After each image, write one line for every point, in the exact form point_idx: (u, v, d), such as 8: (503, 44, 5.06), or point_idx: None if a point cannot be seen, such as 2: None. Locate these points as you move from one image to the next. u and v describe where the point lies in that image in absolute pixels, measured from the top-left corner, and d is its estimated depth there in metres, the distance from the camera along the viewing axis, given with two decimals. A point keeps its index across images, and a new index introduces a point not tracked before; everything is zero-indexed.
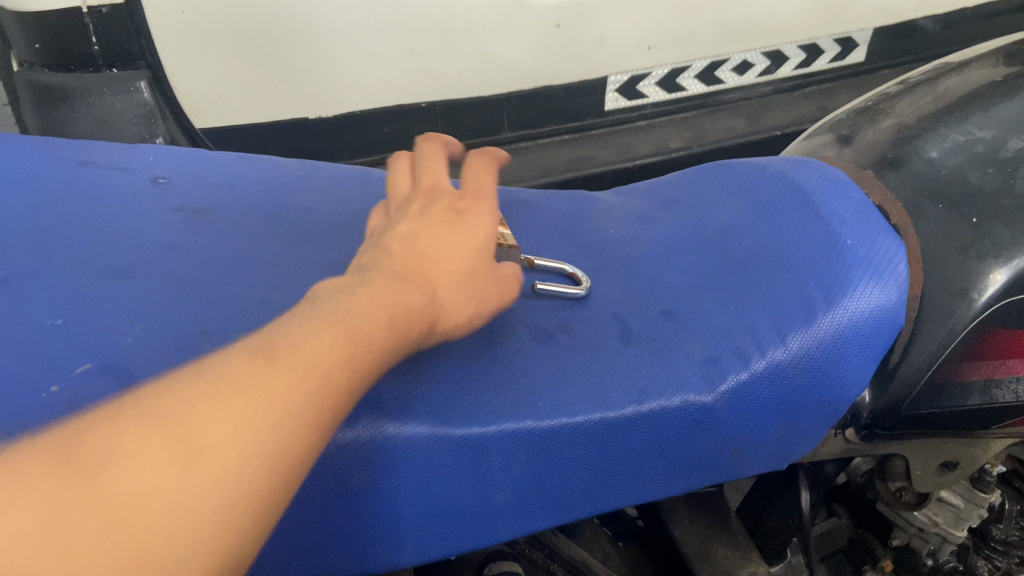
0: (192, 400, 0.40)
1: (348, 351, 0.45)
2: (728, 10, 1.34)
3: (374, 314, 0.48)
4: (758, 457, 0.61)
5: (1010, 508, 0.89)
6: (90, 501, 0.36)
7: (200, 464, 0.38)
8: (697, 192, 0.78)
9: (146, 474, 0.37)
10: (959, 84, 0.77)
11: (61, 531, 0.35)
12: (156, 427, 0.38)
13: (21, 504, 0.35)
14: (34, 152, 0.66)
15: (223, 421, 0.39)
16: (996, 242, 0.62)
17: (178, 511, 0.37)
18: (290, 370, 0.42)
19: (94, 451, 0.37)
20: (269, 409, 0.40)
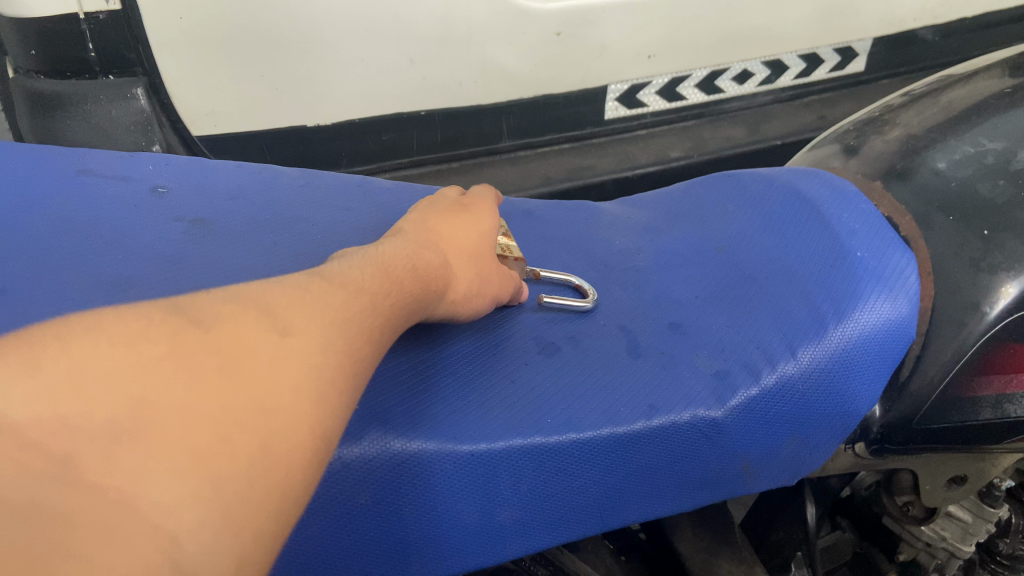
0: (273, 298, 0.40)
1: (386, 297, 0.47)
2: (729, 20, 1.33)
3: (404, 270, 0.50)
4: (769, 473, 0.60)
5: (1017, 523, 0.85)
6: (195, 352, 0.34)
7: (288, 344, 0.38)
8: (703, 203, 0.77)
9: (245, 339, 0.36)
10: (965, 95, 0.77)
11: (174, 376, 0.33)
12: (245, 309, 0.38)
13: (127, 346, 0.33)
14: (31, 160, 0.65)
15: (307, 318, 0.40)
16: (1007, 254, 0.61)
17: (276, 385, 0.36)
18: (351, 298, 0.44)
19: (190, 314, 0.36)
20: (338, 320, 0.41)
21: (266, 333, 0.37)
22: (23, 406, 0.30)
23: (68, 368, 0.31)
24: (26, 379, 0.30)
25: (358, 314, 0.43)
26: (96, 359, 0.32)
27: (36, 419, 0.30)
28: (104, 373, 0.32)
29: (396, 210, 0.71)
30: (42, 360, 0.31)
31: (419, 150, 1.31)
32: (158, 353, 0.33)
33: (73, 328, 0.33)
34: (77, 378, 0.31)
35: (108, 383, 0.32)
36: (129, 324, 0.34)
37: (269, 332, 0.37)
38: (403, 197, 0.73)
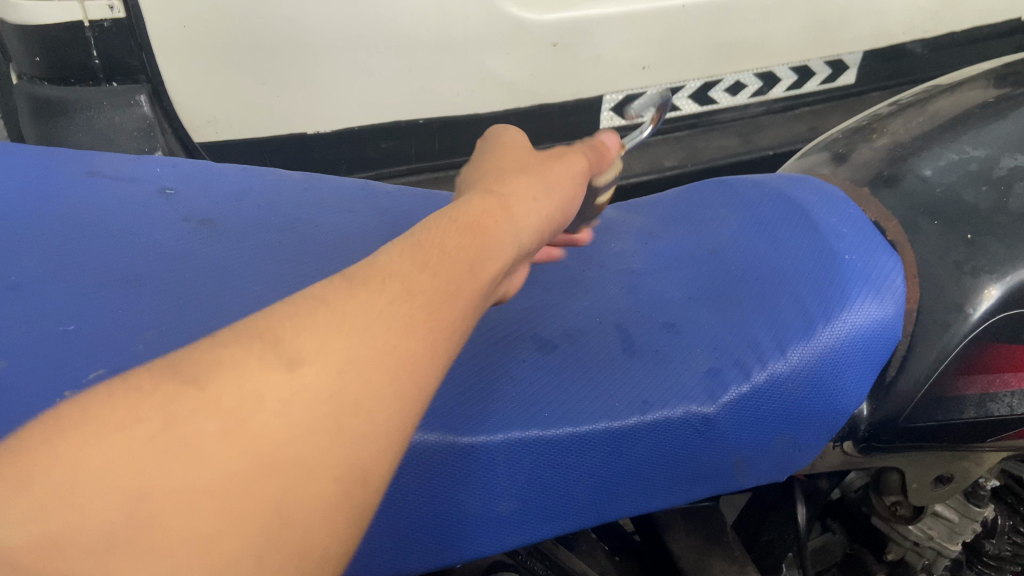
0: (279, 321, 0.35)
1: (432, 264, 0.42)
2: (722, 32, 1.35)
3: (453, 229, 0.45)
4: (759, 468, 0.62)
5: (1004, 524, 0.86)
6: (191, 420, 0.31)
7: (299, 379, 0.34)
8: (696, 208, 0.79)
9: (247, 388, 0.32)
10: (951, 105, 0.79)
11: (168, 458, 0.29)
12: (248, 345, 0.34)
13: (113, 437, 0.29)
14: (42, 161, 0.67)
15: (319, 336, 0.35)
16: (990, 258, 0.64)
17: (291, 438, 0.33)
18: (377, 290, 0.38)
19: (183, 370, 0.32)
20: (365, 323, 0.37)
21: (273, 373, 0.33)
22: (4, 534, 0.27)
23: (52, 478, 0.28)
24: (0, 506, 0.27)
25: (388, 307, 0.38)
26: (84, 459, 0.29)
27: (23, 544, 0.27)
28: (92, 470, 0.28)
29: (397, 213, 0.72)
30: (11, 482, 0.28)
31: (417, 157, 1.33)
32: (151, 432, 0.30)
33: (53, 425, 0.29)
34: (60, 491, 0.28)
35: (96, 483, 0.28)
36: (118, 403, 0.30)
37: (275, 369, 0.33)
38: (404, 200, 0.74)
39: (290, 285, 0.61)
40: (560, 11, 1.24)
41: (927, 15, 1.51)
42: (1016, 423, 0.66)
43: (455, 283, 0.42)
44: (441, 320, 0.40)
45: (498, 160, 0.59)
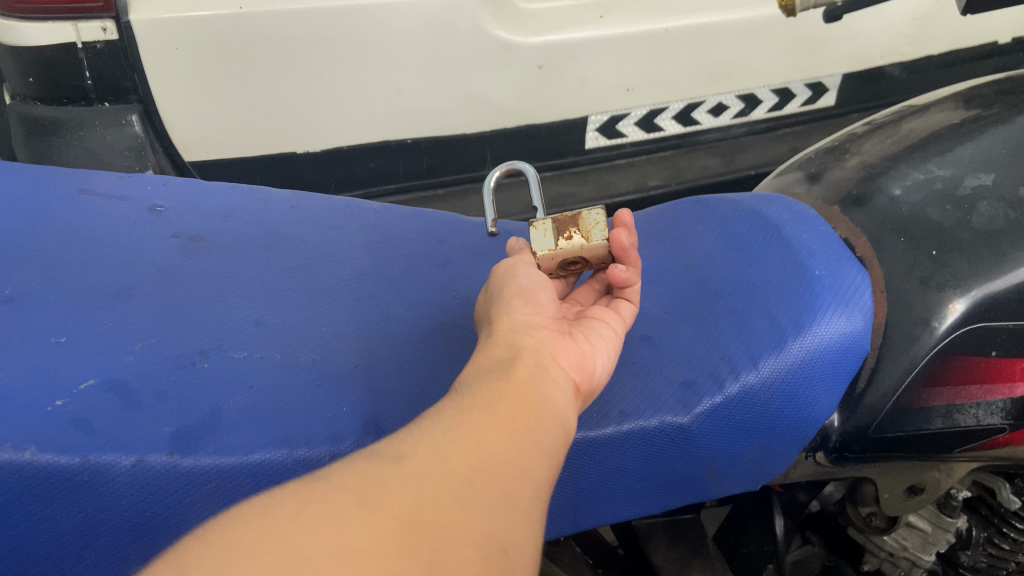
0: (375, 447, 0.42)
1: (474, 391, 0.48)
2: (704, 54, 1.38)
3: (471, 369, 0.51)
4: (732, 478, 0.64)
5: (978, 535, 0.85)
6: (328, 501, 0.36)
7: (405, 469, 0.39)
8: (673, 225, 0.81)
9: (364, 479, 0.38)
10: (921, 126, 0.81)
11: (318, 527, 0.34)
12: (353, 461, 0.40)
13: (269, 518, 0.34)
14: (37, 179, 0.69)
15: (409, 446, 0.41)
16: (954, 273, 0.66)
17: (413, 504, 0.37)
18: (439, 415, 0.45)
19: (308, 479, 0.38)
20: (440, 433, 0.43)
21: (383, 466, 0.39)
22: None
23: (220, 552, 0.32)
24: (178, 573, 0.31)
25: (455, 422, 0.44)
26: (242, 535, 0.33)
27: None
28: (256, 543, 0.33)
29: (383, 229, 0.74)
30: (189, 564, 0.32)
31: (405, 177, 1.35)
32: (296, 512, 0.35)
33: (210, 527, 0.34)
34: (230, 557, 0.32)
35: (262, 552, 0.32)
36: (269, 503, 0.35)
37: (381, 466, 0.39)
38: (390, 217, 0.76)
39: (277, 299, 0.63)
40: (546, 34, 1.27)
41: (904, 38, 1.54)
42: (981, 434, 0.68)
43: (500, 394, 0.48)
44: (504, 424, 0.45)
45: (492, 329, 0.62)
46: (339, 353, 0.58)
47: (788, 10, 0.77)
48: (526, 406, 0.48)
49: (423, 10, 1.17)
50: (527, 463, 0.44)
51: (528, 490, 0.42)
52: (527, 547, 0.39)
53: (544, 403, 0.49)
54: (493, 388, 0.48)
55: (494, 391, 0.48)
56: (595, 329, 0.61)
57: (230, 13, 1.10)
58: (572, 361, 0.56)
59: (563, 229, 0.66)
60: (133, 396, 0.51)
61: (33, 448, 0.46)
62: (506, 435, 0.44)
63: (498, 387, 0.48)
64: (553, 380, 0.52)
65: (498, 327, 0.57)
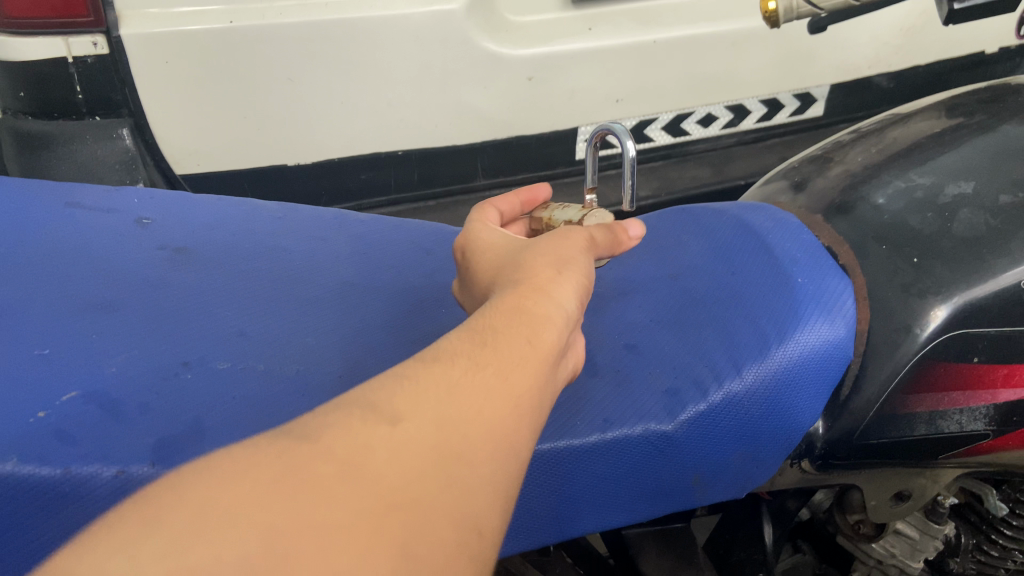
0: (374, 394, 0.39)
1: (494, 345, 0.44)
2: (692, 65, 1.40)
3: (501, 317, 0.47)
4: (716, 485, 0.64)
5: (967, 542, 0.84)
6: (313, 466, 0.34)
7: (401, 432, 0.37)
8: (658, 234, 0.82)
9: (356, 441, 0.35)
10: (904, 134, 0.82)
11: (297, 496, 0.32)
12: (349, 412, 0.37)
13: (249, 480, 0.32)
14: (24, 193, 0.69)
15: (411, 400, 0.39)
16: (935, 280, 0.66)
17: (400, 478, 0.35)
18: (451, 366, 0.42)
19: (299, 434, 0.36)
20: (445, 394, 0.40)
21: (376, 427, 0.36)
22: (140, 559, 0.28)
23: (191, 511, 0.30)
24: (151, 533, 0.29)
25: (463, 381, 0.41)
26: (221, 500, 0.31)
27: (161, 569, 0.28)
28: (229, 506, 0.31)
29: (370, 240, 0.75)
30: (160, 519, 0.30)
31: (396, 189, 1.36)
32: (277, 477, 0.33)
33: (186, 480, 0.32)
34: (202, 519, 0.30)
35: (240, 517, 0.31)
36: (252, 460, 0.33)
37: (377, 426, 0.37)
38: (377, 228, 0.77)
39: (263, 310, 0.63)
40: (536, 46, 1.28)
41: (891, 49, 1.55)
42: (966, 440, 0.68)
43: (521, 360, 0.44)
44: (512, 388, 0.42)
45: (511, 252, 0.56)
46: (323, 364, 0.59)
47: (771, 21, 0.78)
48: (540, 377, 0.45)
49: (412, 23, 1.18)
50: (520, 438, 0.42)
51: (512, 466, 0.41)
52: (498, 529, 0.38)
53: (553, 380, 0.46)
54: (518, 352, 0.44)
55: (515, 352, 0.44)
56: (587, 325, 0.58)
57: (221, 27, 1.11)
58: (575, 354, 0.53)
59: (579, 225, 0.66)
60: (116, 407, 0.51)
61: (16, 460, 0.47)
62: (511, 405, 0.42)
63: (520, 348, 0.45)
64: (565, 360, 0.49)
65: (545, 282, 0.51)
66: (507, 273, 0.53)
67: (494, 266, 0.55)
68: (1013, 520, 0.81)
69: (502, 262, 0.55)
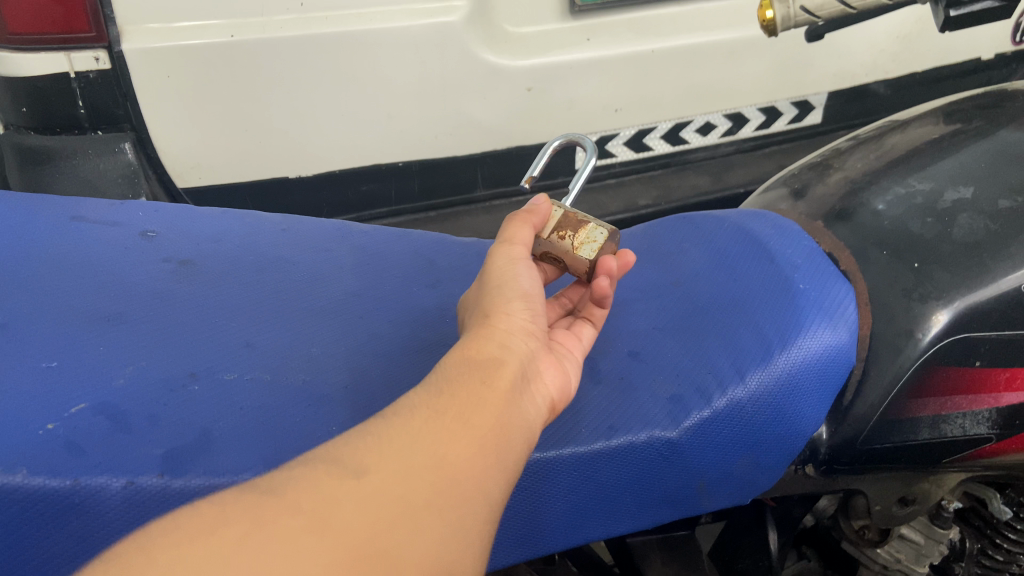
0: (338, 453, 0.41)
1: (450, 394, 0.47)
2: (689, 75, 1.40)
3: (455, 366, 0.50)
4: (722, 492, 0.65)
5: (972, 547, 0.83)
6: (282, 519, 0.36)
7: (366, 484, 0.39)
8: (660, 242, 0.82)
9: (325, 493, 0.38)
10: (903, 140, 0.82)
11: (267, 548, 0.34)
12: (315, 468, 0.40)
13: (218, 535, 0.34)
14: (29, 208, 0.70)
15: (374, 454, 0.41)
16: (936, 285, 0.66)
17: (370, 524, 0.37)
18: (407, 419, 0.44)
19: (268, 491, 0.38)
20: (405, 442, 0.43)
21: (342, 480, 0.39)
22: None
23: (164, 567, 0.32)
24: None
25: (422, 429, 0.44)
26: (193, 554, 0.33)
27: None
28: (207, 557, 0.33)
29: (372, 251, 0.75)
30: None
31: (397, 200, 1.36)
32: (247, 530, 0.35)
33: (156, 537, 0.34)
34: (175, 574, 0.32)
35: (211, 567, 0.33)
36: (218, 515, 0.35)
37: (344, 480, 0.39)
38: (380, 239, 0.77)
39: (268, 321, 0.63)
40: (535, 57, 1.29)
41: (888, 57, 1.56)
42: (969, 443, 0.68)
43: (476, 407, 0.47)
44: (471, 438, 0.45)
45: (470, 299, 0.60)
46: (329, 374, 0.59)
47: (769, 30, 0.78)
48: (500, 423, 0.47)
49: (411, 35, 1.19)
50: (487, 477, 0.44)
51: (478, 513, 0.42)
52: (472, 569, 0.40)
53: (516, 423, 0.49)
54: (469, 396, 0.47)
55: (467, 402, 0.47)
56: (568, 353, 0.62)
57: (222, 41, 1.11)
58: (555, 381, 0.57)
59: (562, 228, 0.68)
60: (124, 419, 0.51)
61: (24, 472, 0.47)
62: (474, 449, 0.44)
63: (474, 397, 0.47)
64: (531, 396, 0.52)
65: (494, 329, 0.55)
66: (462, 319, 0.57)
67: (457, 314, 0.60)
68: (1018, 524, 0.81)
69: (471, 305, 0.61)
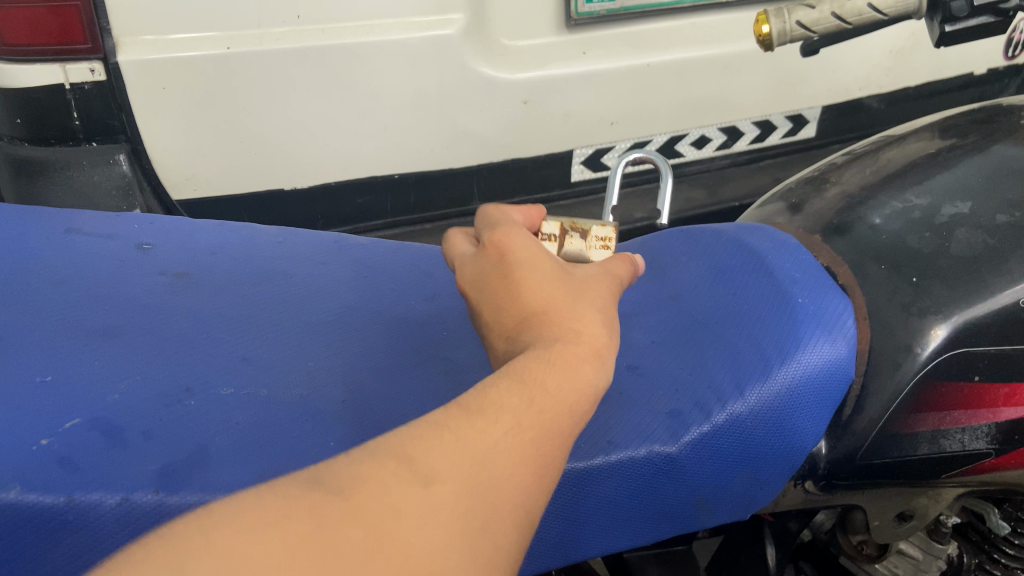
0: (410, 444, 0.39)
1: (533, 410, 0.43)
2: (685, 88, 1.41)
3: (543, 371, 0.44)
4: (721, 506, 0.65)
5: (969, 562, 0.82)
6: (346, 527, 0.34)
7: (434, 495, 0.37)
8: (657, 256, 0.82)
9: (391, 501, 0.35)
10: (900, 155, 0.83)
11: (325, 558, 0.32)
12: (384, 463, 0.37)
13: (278, 532, 0.32)
14: (23, 221, 0.69)
15: (449, 460, 0.38)
16: (935, 299, 0.66)
17: (429, 550, 0.35)
18: (491, 424, 0.41)
19: (338, 484, 0.35)
20: (479, 455, 0.39)
21: (411, 488, 0.36)
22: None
23: (222, 553, 0.31)
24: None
25: (500, 442, 0.40)
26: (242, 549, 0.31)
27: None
28: (257, 557, 0.31)
29: (369, 263, 0.75)
30: (189, 557, 0.30)
31: (392, 212, 1.36)
32: None
33: (216, 516, 0.32)
34: (229, 564, 0.30)
35: (264, 571, 0.31)
36: None
37: (412, 488, 0.36)
38: (377, 252, 0.77)
39: (264, 335, 0.63)
40: (530, 70, 1.29)
41: (882, 71, 1.56)
42: (968, 459, 0.68)
43: (549, 428, 0.43)
44: (535, 461, 0.42)
45: (558, 283, 0.50)
46: (326, 389, 0.58)
47: (765, 44, 0.76)
48: (562, 446, 0.44)
49: (407, 47, 1.19)
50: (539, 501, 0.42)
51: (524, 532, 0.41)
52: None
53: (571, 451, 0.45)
54: (552, 416, 0.43)
55: (548, 420, 0.43)
56: None
57: (218, 53, 1.11)
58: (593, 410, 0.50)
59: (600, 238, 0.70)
60: (119, 434, 0.51)
61: (19, 488, 0.47)
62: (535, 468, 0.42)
63: (555, 416, 0.43)
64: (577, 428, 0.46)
65: (581, 362, 0.46)
66: (555, 312, 0.48)
67: (538, 287, 0.49)
68: (1016, 539, 0.81)
69: (550, 293, 0.49)
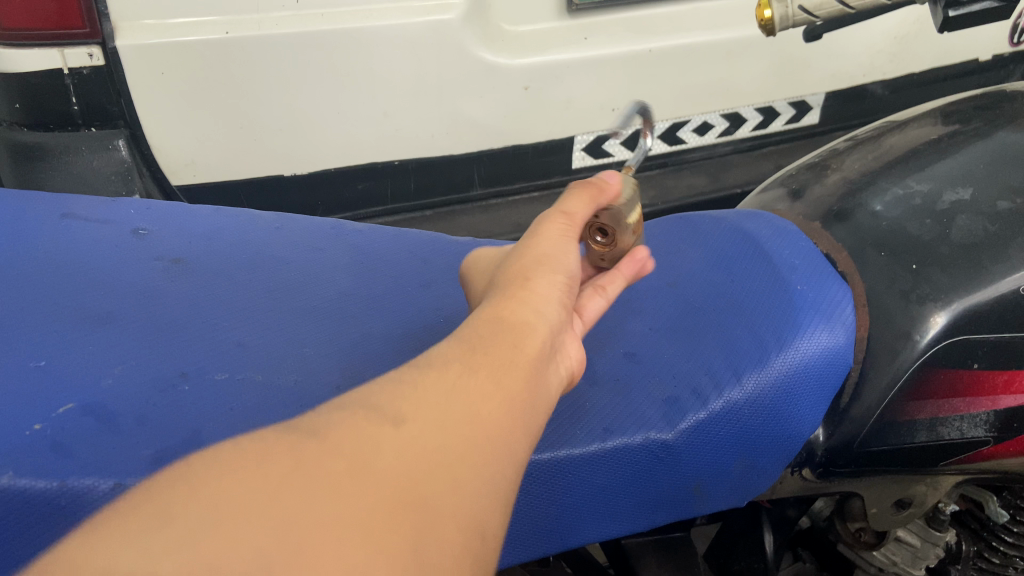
0: (377, 398, 0.39)
1: (487, 356, 0.44)
2: (688, 75, 1.40)
3: (489, 323, 0.47)
4: (716, 493, 0.64)
5: (968, 550, 0.82)
6: (322, 461, 0.33)
7: (405, 434, 0.37)
8: (661, 241, 0.81)
9: (365, 439, 0.35)
10: (902, 141, 0.82)
11: (310, 491, 0.32)
12: (352, 413, 0.37)
13: (260, 470, 0.32)
14: (19, 206, 0.69)
15: (413, 404, 0.39)
16: (935, 286, 0.66)
17: (405, 472, 0.35)
18: (447, 372, 0.41)
19: (308, 431, 0.35)
20: (443, 399, 0.40)
21: (381, 428, 0.36)
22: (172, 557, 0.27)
23: (209, 500, 0.30)
24: (165, 526, 0.28)
25: (461, 389, 0.41)
26: (226, 488, 0.31)
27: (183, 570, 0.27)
28: (240, 495, 0.30)
29: (367, 250, 0.75)
30: (176, 509, 0.29)
31: (393, 199, 1.36)
32: None
33: (195, 471, 0.31)
34: (216, 508, 0.30)
35: (252, 508, 0.30)
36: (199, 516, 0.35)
37: (381, 427, 0.36)
38: (375, 238, 0.77)
39: (258, 321, 0.63)
40: (529, 56, 1.28)
41: (886, 57, 1.55)
42: (967, 446, 0.67)
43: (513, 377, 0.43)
44: (507, 398, 0.42)
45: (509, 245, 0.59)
46: (321, 375, 0.58)
47: (767, 29, 0.76)
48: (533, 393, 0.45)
49: (408, 33, 1.18)
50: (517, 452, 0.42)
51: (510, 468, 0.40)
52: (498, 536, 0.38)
53: (544, 393, 0.46)
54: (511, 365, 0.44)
55: (507, 363, 0.44)
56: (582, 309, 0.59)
57: (218, 38, 1.11)
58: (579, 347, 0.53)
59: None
60: (112, 419, 0.51)
61: (11, 473, 0.47)
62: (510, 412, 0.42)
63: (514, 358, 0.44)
64: (556, 366, 0.48)
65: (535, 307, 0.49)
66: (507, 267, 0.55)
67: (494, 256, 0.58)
68: (1015, 527, 0.80)
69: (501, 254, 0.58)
